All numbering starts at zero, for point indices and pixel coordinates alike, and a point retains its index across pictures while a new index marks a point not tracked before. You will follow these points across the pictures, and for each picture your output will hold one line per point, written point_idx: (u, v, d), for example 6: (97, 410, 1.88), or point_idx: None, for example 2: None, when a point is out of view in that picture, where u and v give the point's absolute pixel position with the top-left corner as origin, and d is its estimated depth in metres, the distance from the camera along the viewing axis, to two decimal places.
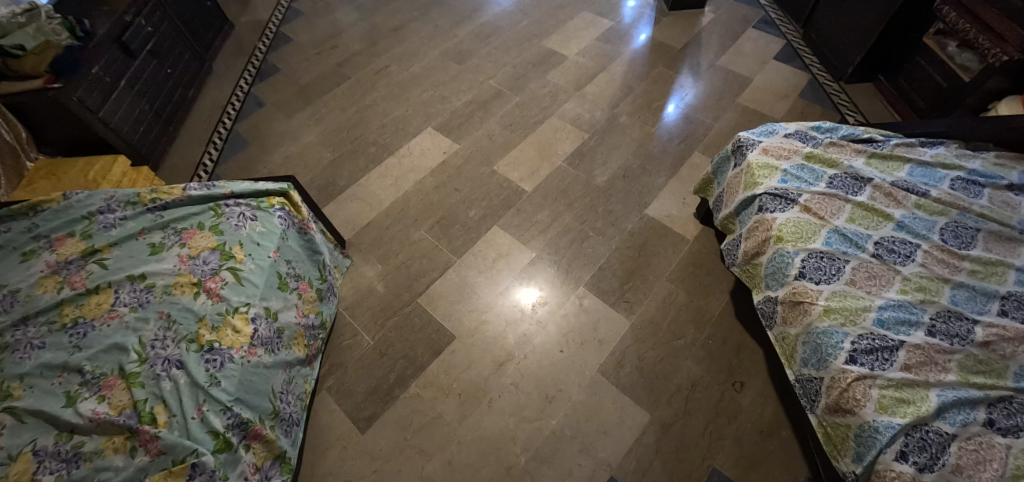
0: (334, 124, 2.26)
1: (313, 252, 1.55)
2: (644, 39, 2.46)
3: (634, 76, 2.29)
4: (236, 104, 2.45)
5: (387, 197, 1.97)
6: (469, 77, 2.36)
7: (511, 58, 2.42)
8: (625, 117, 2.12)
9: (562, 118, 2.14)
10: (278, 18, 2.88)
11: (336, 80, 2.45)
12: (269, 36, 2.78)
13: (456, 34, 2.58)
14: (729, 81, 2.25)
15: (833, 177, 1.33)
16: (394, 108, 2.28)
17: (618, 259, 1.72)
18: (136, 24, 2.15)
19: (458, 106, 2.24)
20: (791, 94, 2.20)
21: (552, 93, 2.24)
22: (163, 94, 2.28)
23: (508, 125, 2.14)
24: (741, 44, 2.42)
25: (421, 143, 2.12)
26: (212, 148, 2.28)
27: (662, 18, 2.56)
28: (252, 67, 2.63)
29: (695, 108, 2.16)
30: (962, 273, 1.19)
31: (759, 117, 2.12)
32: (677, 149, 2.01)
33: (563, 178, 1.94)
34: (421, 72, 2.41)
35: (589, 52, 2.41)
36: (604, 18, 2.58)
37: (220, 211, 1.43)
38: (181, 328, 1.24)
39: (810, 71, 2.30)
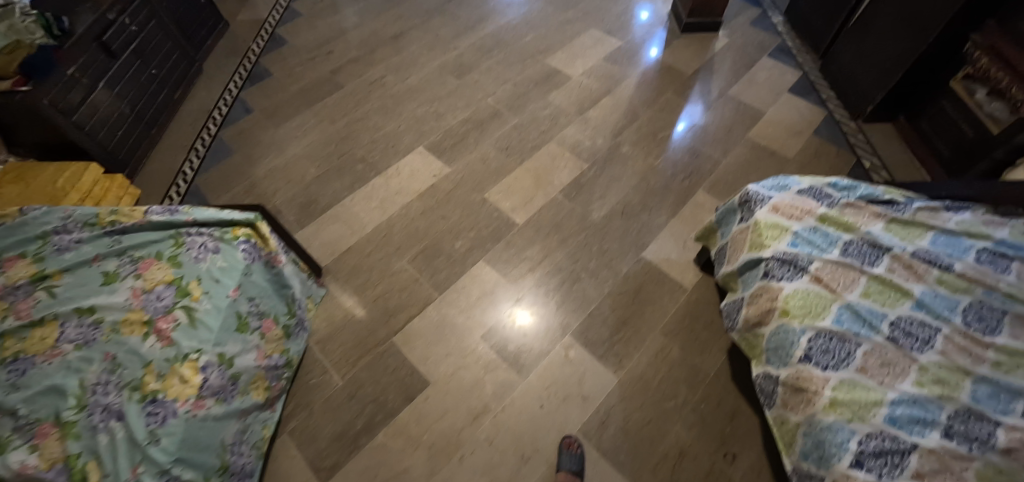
0: (322, 135, 2.15)
1: (280, 286, 1.45)
2: (654, 55, 2.38)
3: (641, 102, 2.16)
4: (224, 108, 2.34)
5: (370, 221, 1.85)
6: (468, 93, 2.23)
7: (513, 75, 2.29)
8: (628, 146, 2.00)
9: (562, 144, 2.02)
10: (275, 18, 2.77)
11: (329, 88, 2.34)
12: (264, 37, 2.67)
13: (458, 46, 2.46)
14: (741, 113, 2.12)
15: (848, 243, 1.21)
16: (386, 122, 2.16)
17: (610, 306, 1.61)
18: (119, 22, 2.04)
19: (453, 124, 2.12)
20: (806, 130, 2.07)
21: (553, 116, 2.12)
22: (146, 96, 2.18)
23: (504, 148, 2.02)
24: (755, 73, 2.29)
25: (411, 163, 2.00)
26: (195, 154, 2.18)
27: (673, 40, 2.44)
28: (243, 69, 2.52)
29: (704, 140, 2.03)
30: (985, 364, 1.06)
31: (770, 154, 1.99)
32: (681, 185, 1.89)
33: (557, 211, 1.82)
34: (418, 85, 2.30)
35: (594, 74, 2.29)
36: (616, 32, 2.49)
37: (181, 240, 1.31)
38: (125, 373, 1.11)
39: (827, 107, 2.17)
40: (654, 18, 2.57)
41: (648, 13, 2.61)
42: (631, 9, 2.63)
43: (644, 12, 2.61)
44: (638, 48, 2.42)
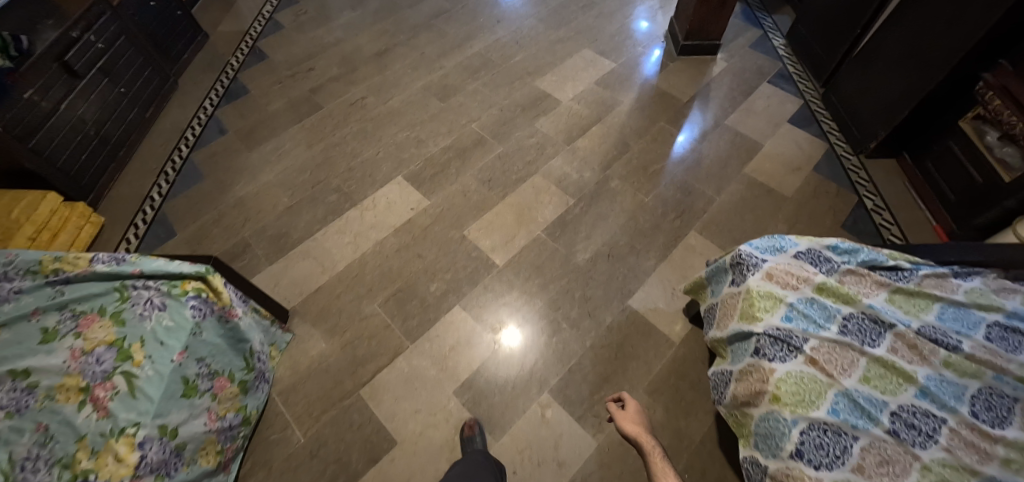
0: (297, 161, 2.04)
1: (237, 340, 1.35)
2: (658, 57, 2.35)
3: (632, 131, 2.05)
4: (197, 128, 2.24)
5: (342, 258, 1.75)
6: (451, 118, 2.13)
7: (500, 99, 2.19)
8: (617, 181, 1.90)
9: (547, 177, 1.91)
10: (256, 30, 2.67)
11: (307, 108, 2.24)
12: (244, 50, 2.56)
13: (443, 66, 2.36)
14: (737, 145, 2.02)
15: (847, 317, 1.11)
16: (364, 148, 2.05)
17: (591, 360, 1.51)
18: (84, 40, 1.94)
19: (434, 152, 2.01)
20: (805, 165, 1.97)
21: (540, 145, 2.01)
22: (113, 117, 2.08)
23: (487, 180, 1.92)
24: (753, 101, 2.19)
25: (388, 194, 1.90)
26: (164, 179, 2.08)
27: (669, 63, 2.34)
28: (220, 85, 2.42)
29: (697, 175, 1.92)
30: (994, 463, 0.96)
31: (767, 191, 1.89)
32: (671, 225, 1.79)
33: (539, 251, 1.73)
34: (399, 108, 2.19)
35: (585, 99, 2.19)
36: (615, 47, 2.42)
37: (127, 295, 1.18)
38: (57, 448, 1.00)
39: (828, 140, 2.07)
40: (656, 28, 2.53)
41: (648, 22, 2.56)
42: (628, 26, 2.53)
43: (644, 22, 2.56)
44: (636, 63, 2.34)
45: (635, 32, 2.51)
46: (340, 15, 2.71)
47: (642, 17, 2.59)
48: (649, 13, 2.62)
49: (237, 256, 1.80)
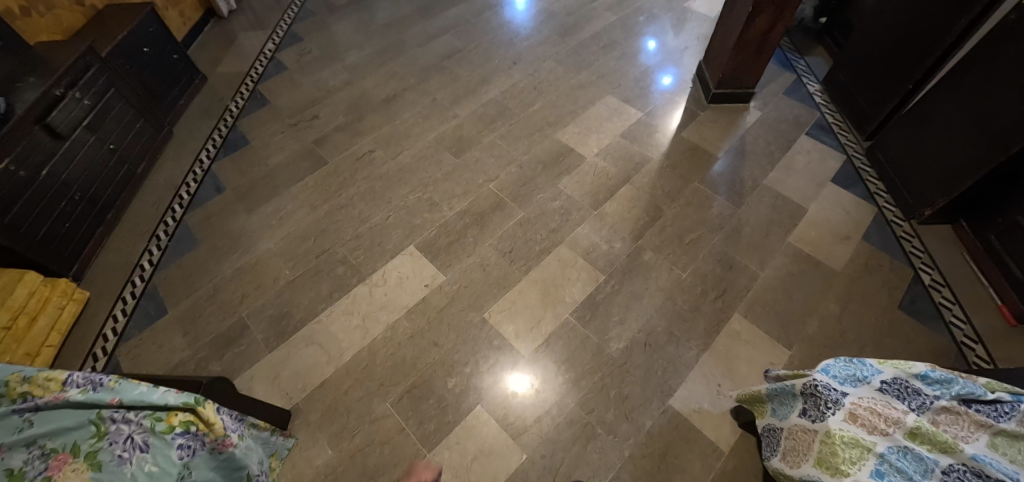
0: (300, 226, 1.88)
1: (234, 469, 1.14)
2: (669, 84, 2.31)
3: (664, 193, 1.89)
4: (192, 185, 2.08)
5: (349, 345, 1.59)
6: (466, 177, 1.96)
7: (519, 155, 2.03)
8: (650, 253, 1.73)
9: (574, 247, 1.75)
10: (257, 72, 2.52)
11: (311, 163, 2.08)
12: (244, 94, 2.42)
13: (457, 115, 2.20)
14: (779, 209, 1.86)
15: (946, 472, 0.91)
16: (373, 211, 1.89)
17: (631, 474, 1.34)
18: (68, 98, 1.78)
19: (449, 218, 1.85)
20: (853, 234, 1.81)
21: (564, 210, 1.85)
22: (101, 177, 1.91)
23: (507, 251, 1.75)
24: (792, 157, 2.03)
25: (400, 267, 1.74)
26: (155, 244, 1.92)
27: (699, 112, 2.18)
28: (218, 135, 2.25)
29: (738, 246, 1.76)
30: None
31: (815, 265, 1.73)
32: (713, 306, 1.62)
33: (568, 339, 1.56)
34: (410, 164, 2.02)
35: (610, 154, 2.03)
36: (641, 91, 2.27)
37: (104, 430, 0.98)
38: None
39: (876, 202, 1.92)
40: (664, 48, 2.51)
41: (656, 42, 2.54)
42: (654, 70, 2.37)
43: (651, 42, 2.54)
44: (664, 110, 2.19)
45: (661, 75, 2.36)
46: (345, 55, 2.55)
47: (666, 57, 2.44)
48: (674, 53, 2.46)
49: (234, 340, 1.63)
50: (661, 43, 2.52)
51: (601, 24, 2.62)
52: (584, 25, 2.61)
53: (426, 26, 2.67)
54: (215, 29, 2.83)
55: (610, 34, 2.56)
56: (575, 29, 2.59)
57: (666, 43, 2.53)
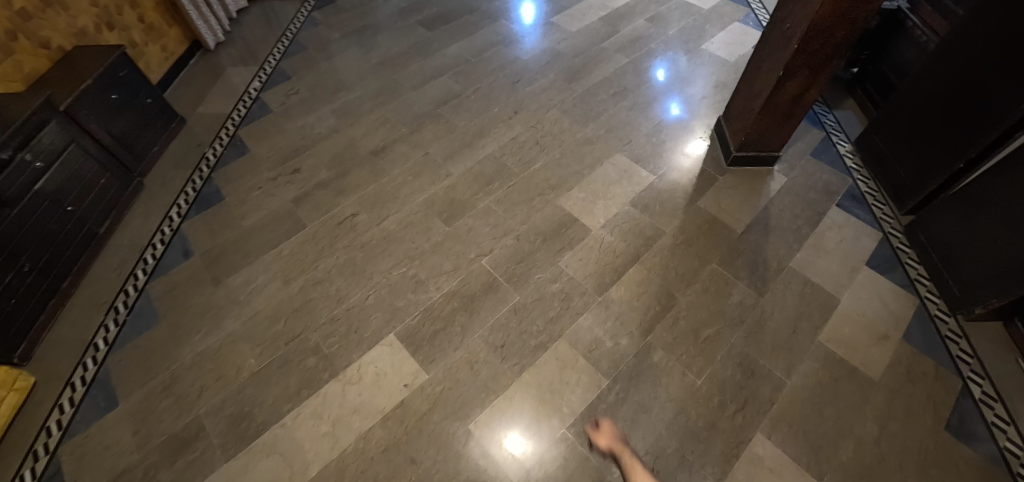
0: (270, 303, 1.69)
1: None
2: (678, 113, 2.22)
3: (678, 276, 1.69)
4: (159, 247, 1.90)
5: (315, 457, 1.40)
6: (457, 249, 1.77)
7: (516, 223, 1.83)
8: (661, 352, 1.53)
9: (574, 343, 1.55)
10: (240, 115, 2.35)
11: (288, 225, 1.89)
12: (223, 140, 2.24)
13: (450, 173, 2.00)
14: (807, 300, 1.65)
15: None
16: (352, 288, 1.70)
17: None
18: (18, 160, 1.60)
19: (436, 300, 1.65)
20: (892, 332, 1.60)
21: (565, 295, 1.65)
22: (58, 241, 1.73)
23: (499, 345, 1.56)
24: (822, 234, 1.82)
25: (378, 360, 1.54)
26: (112, 317, 1.73)
27: (718, 177, 1.97)
28: (191, 188, 2.08)
29: (760, 345, 1.55)
30: None
31: (848, 371, 1.52)
32: (731, 423, 1.42)
33: (565, 460, 1.37)
34: (396, 231, 1.83)
35: (619, 225, 1.82)
36: (652, 146, 2.08)
37: None
38: None
39: (916, 291, 1.70)
40: (674, 76, 2.41)
41: (666, 70, 2.44)
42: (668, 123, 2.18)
43: (661, 72, 2.42)
44: (677, 172, 2.00)
45: (676, 130, 2.16)
46: (334, 97, 2.37)
47: (681, 108, 2.25)
48: (691, 104, 2.26)
49: (188, 444, 1.45)
50: (676, 90, 2.33)
51: (611, 68, 2.43)
52: (593, 69, 2.42)
53: (423, 66, 2.49)
54: (200, 64, 2.67)
55: (622, 80, 2.37)
56: (584, 74, 2.39)
57: (681, 87, 2.35)
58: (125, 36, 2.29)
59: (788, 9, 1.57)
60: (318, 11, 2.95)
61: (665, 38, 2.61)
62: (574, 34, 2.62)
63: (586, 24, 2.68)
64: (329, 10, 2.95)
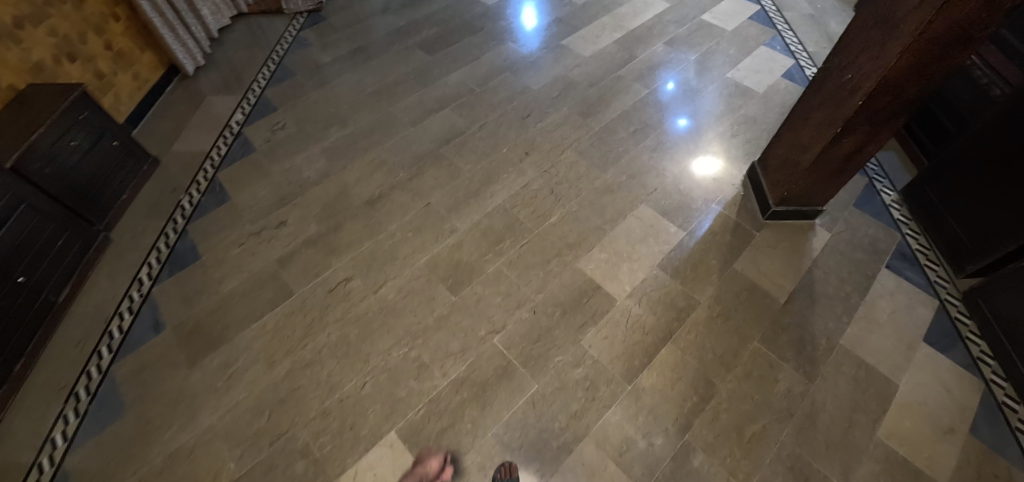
0: (253, 392, 1.48)
1: None
2: (700, 144, 2.05)
3: (716, 358, 1.49)
4: (128, 317, 1.67)
5: None
6: (465, 325, 1.56)
7: (531, 292, 1.62)
8: (701, 455, 1.34)
9: (602, 444, 1.36)
10: (220, 154, 2.11)
11: (272, 291, 1.68)
12: (201, 185, 2.01)
13: (455, 228, 1.77)
14: (862, 387, 1.47)
15: None
16: (347, 373, 1.49)
17: None
18: None
19: (442, 389, 1.45)
20: (959, 425, 1.42)
21: (589, 382, 1.45)
22: (9, 318, 1.50)
23: (516, 447, 1.36)
24: (873, 303, 1.63)
25: (376, 466, 1.34)
26: (72, 405, 1.51)
27: (754, 233, 1.77)
28: (164, 243, 1.85)
29: (813, 444, 1.37)
30: None
31: (914, 477, 1.33)
32: None
33: None
34: (395, 301, 1.62)
35: (647, 293, 1.62)
36: (678, 192, 1.88)
37: None
38: None
39: (980, 371, 1.52)
40: (694, 101, 2.23)
41: (685, 93, 2.26)
42: (692, 158, 2.00)
43: (670, 83, 2.30)
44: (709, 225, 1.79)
45: (704, 173, 1.95)
46: (324, 133, 2.13)
47: (708, 147, 2.04)
48: (719, 143, 2.06)
49: None
50: (701, 125, 2.12)
51: (630, 100, 2.21)
52: (610, 102, 2.20)
53: (423, 96, 2.26)
54: (178, 92, 2.43)
55: (642, 114, 2.15)
56: (600, 107, 2.17)
57: (704, 119, 2.15)
58: (90, 66, 2.05)
59: (850, 58, 1.36)
60: (307, 30, 2.71)
61: (686, 64, 2.40)
62: (587, 60, 2.40)
63: (600, 49, 2.47)
64: (318, 29, 2.70)
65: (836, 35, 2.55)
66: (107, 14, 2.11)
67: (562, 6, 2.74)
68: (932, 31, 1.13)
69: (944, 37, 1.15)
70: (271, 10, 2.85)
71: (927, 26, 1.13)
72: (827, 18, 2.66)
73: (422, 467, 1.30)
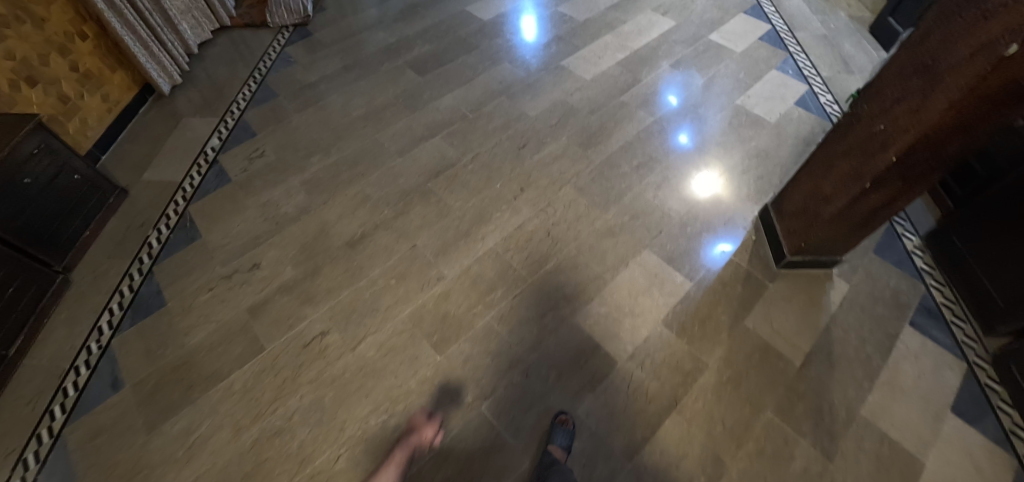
0: (216, 465, 1.35)
1: None
2: (708, 180, 1.91)
3: (726, 432, 1.36)
4: (84, 371, 1.54)
5: None
6: (450, 389, 1.43)
7: (524, 351, 1.49)
8: None
9: None
10: (192, 185, 1.97)
11: (242, 346, 1.54)
12: (170, 220, 1.87)
13: (442, 275, 1.64)
14: (886, 466, 1.33)
15: None
16: (320, 444, 1.36)
17: None
18: None
19: (423, 465, 1.31)
20: None
21: (586, 459, 1.32)
22: None
23: None
24: (896, 366, 1.50)
25: None
26: (16, 475, 1.36)
27: (767, 284, 1.63)
28: (127, 286, 1.71)
29: None
30: None
31: None
32: None
33: None
34: (375, 359, 1.48)
35: (651, 353, 1.48)
36: (681, 224, 1.77)
37: None
38: None
39: (1013, 447, 1.38)
40: (702, 130, 2.09)
41: (692, 122, 2.12)
42: (694, 176, 1.92)
43: (672, 96, 2.22)
44: (716, 268, 1.66)
45: (712, 213, 1.81)
46: (304, 163, 1.99)
47: (716, 183, 1.90)
48: (728, 178, 1.91)
49: None
50: (709, 157, 1.98)
51: (634, 129, 2.06)
52: (612, 132, 2.05)
53: (412, 122, 2.12)
54: (152, 113, 2.28)
55: (646, 146, 2.01)
56: (602, 137, 2.03)
57: (713, 151, 2.01)
58: (53, 90, 1.90)
59: (881, 108, 1.22)
60: (293, 46, 2.57)
61: (694, 89, 2.25)
62: (588, 83, 2.26)
63: (603, 71, 2.32)
64: (304, 45, 2.56)
65: (851, 60, 2.42)
66: (72, 32, 1.97)
67: (562, 23, 2.60)
68: (985, 87, 0.99)
69: (997, 95, 1.01)
70: (255, 23, 2.70)
71: (980, 83, 0.99)
72: (840, 40, 2.53)
73: (419, 435, 1.32)
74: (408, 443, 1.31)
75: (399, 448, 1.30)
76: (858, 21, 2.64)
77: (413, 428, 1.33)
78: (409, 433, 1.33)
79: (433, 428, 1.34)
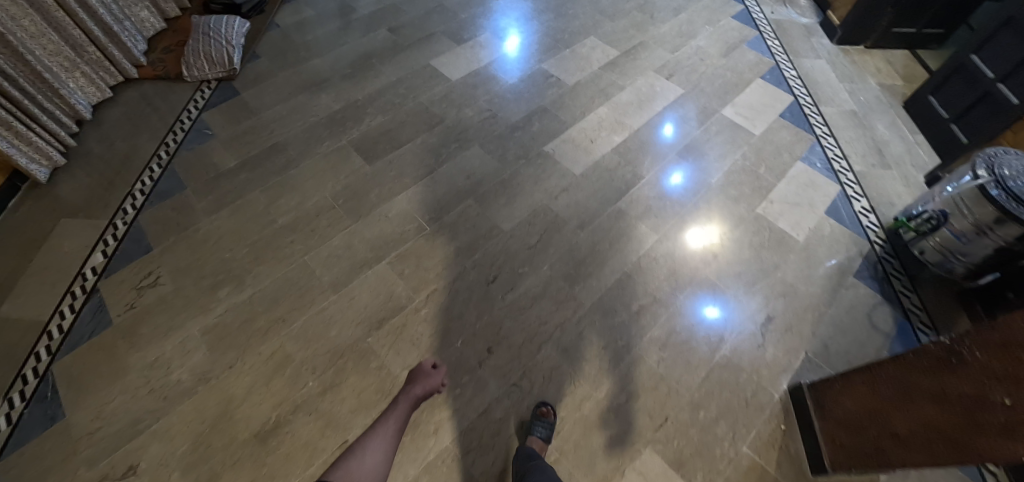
0: None
1: None
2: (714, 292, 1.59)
3: None
4: None
5: None
6: None
7: None
8: None
9: None
10: (61, 327, 1.51)
11: None
12: (26, 384, 1.40)
13: None
14: None
15: None
16: None
17: None
18: None
19: None
20: None
21: None
22: None
23: None
24: None
25: None
26: None
27: None
28: None
29: None
30: None
31: None
32: None
33: None
34: None
35: None
36: (692, 346, 1.48)
37: None
38: None
39: None
40: (714, 240, 1.72)
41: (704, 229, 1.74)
42: (685, 220, 1.76)
43: (668, 126, 2.04)
44: (699, 342, 1.49)
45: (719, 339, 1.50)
46: (212, 299, 1.55)
47: (723, 296, 1.59)
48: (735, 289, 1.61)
49: None
50: (720, 273, 1.64)
51: (634, 253, 1.66)
52: (605, 258, 1.64)
53: (354, 237, 1.67)
54: (23, 208, 1.79)
55: (650, 278, 1.61)
56: (592, 267, 1.62)
57: (723, 265, 1.66)
58: None
59: (1006, 371, 0.83)
60: (213, 111, 2.08)
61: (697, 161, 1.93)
62: (578, 180, 1.83)
63: (596, 161, 1.90)
64: (227, 110, 2.08)
65: (886, 148, 2.05)
66: None
67: (547, 87, 2.16)
68: None
69: None
70: (170, 76, 2.22)
71: None
72: (872, 118, 2.16)
73: (422, 383, 1.29)
74: (412, 393, 1.27)
75: (398, 400, 1.25)
76: (889, 90, 2.30)
77: (414, 379, 1.30)
78: (412, 382, 1.31)
79: (439, 376, 1.33)
